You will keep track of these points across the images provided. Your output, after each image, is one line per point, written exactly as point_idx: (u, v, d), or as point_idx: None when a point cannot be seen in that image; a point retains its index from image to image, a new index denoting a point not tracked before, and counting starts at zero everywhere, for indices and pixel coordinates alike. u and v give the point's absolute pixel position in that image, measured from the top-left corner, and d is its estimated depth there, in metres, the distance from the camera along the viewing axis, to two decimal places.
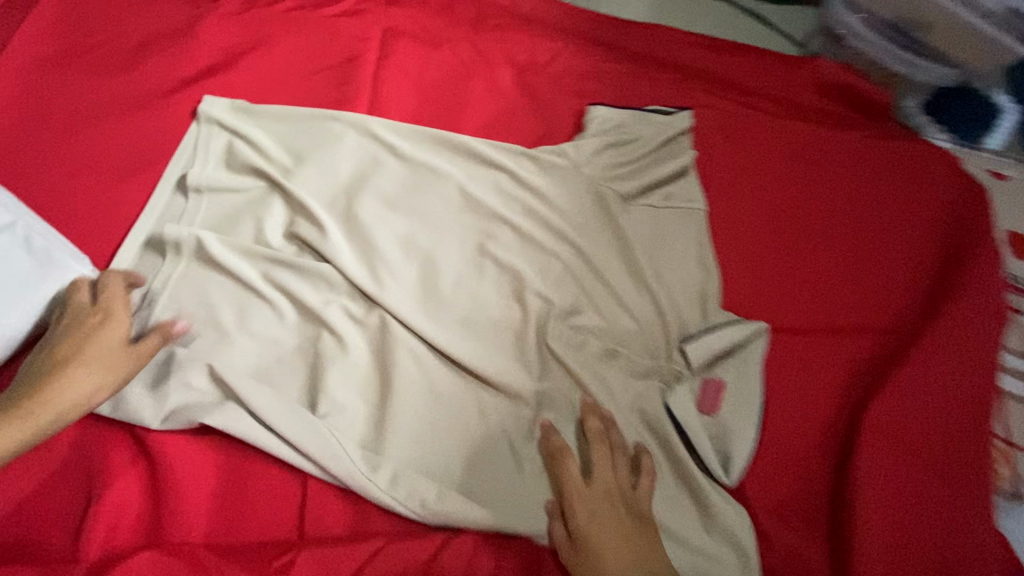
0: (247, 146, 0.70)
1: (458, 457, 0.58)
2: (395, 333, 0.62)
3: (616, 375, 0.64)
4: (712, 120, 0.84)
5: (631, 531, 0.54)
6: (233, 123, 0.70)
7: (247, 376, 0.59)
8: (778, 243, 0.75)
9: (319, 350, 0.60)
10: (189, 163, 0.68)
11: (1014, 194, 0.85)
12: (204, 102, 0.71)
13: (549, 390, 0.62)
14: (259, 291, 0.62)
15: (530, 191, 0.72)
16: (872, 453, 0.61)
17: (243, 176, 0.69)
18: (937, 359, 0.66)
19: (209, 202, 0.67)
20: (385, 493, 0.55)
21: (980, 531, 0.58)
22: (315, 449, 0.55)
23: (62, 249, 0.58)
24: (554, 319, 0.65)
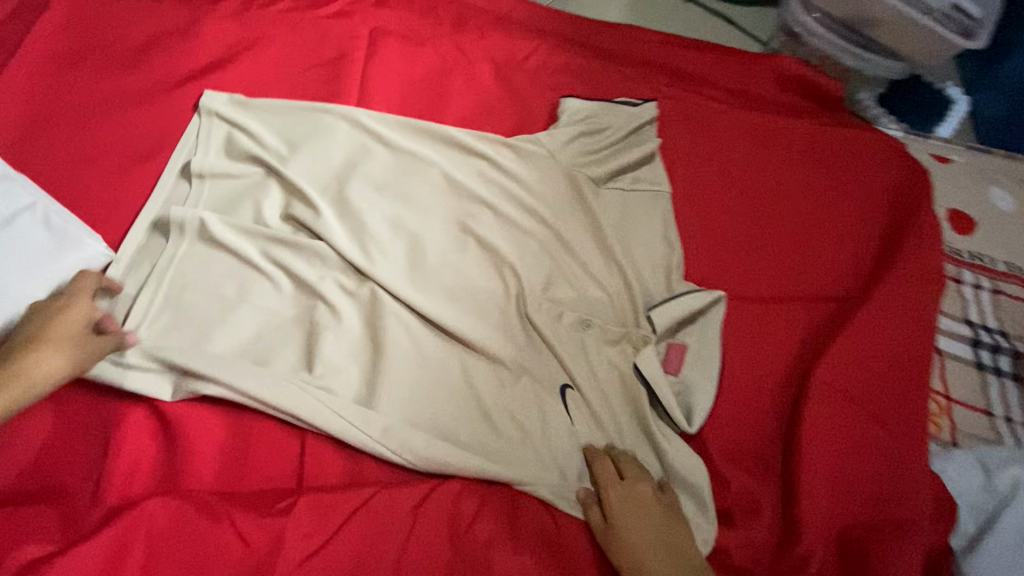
0: (246, 136, 0.75)
1: (442, 414, 0.63)
2: (385, 303, 0.67)
3: (590, 339, 0.71)
4: (678, 112, 0.91)
5: (660, 523, 0.58)
6: (231, 115, 0.76)
7: (250, 343, 0.64)
8: (736, 221, 0.82)
9: (315, 320, 0.66)
10: (192, 153, 0.74)
11: (953, 177, 0.93)
12: (205, 96, 0.76)
13: (528, 353, 0.68)
14: (259, 267, 0.68)
15: (509, 175, 0.79)
16: (821, 405, 0.66)
17: (242, 163, 0.74)
18: (880, 321, 0.73)
19: (211, 188, 0.72)
20: (377, 444, 0.60)
21: (919, 471, 0.63)
22: (311, 405, 0.60)
23: (78, 228, 0.64)
24: (531, 290, 0.72)
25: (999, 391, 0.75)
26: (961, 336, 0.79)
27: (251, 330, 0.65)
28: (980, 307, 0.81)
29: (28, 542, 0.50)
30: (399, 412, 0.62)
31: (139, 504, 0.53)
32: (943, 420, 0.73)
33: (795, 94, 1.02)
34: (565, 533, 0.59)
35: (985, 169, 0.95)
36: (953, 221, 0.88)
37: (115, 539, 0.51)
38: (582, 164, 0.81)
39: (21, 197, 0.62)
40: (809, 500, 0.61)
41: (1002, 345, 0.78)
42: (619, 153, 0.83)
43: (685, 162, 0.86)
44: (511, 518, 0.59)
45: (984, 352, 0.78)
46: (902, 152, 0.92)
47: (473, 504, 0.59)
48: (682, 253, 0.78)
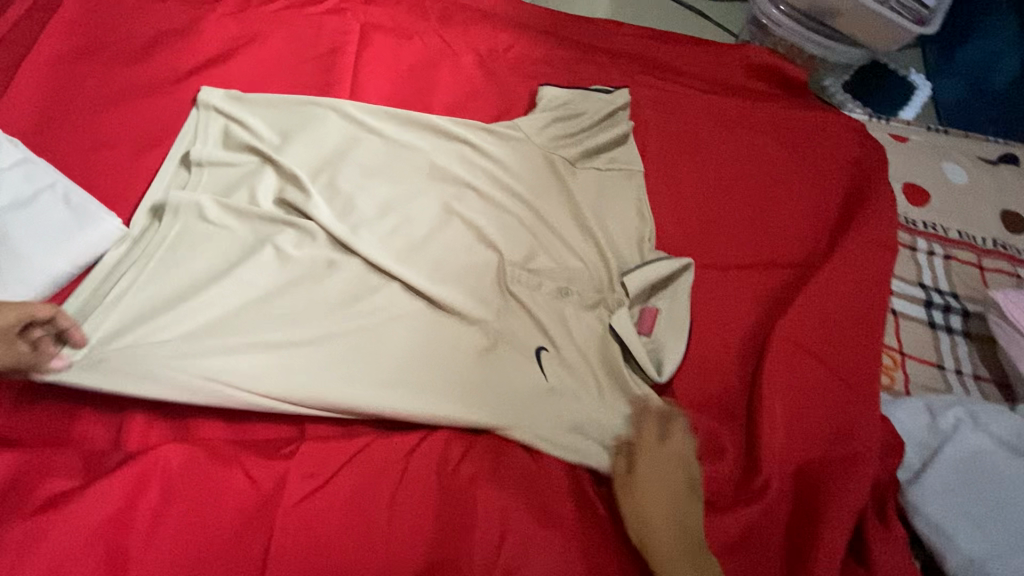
0: (241, 128, 0.80)
1: (433, 373, 0.67)
2: (376, 275, 0.72)
3: (569, 304, 0.76)
4: (650, 98, 0.98)
5: (681, 490, 0.61)
6: (226, 108, 0.80)
7: (235, 320, 0.65)
8: (705, 197, 0.88)
9: (305, 294, 0.69)
10: (190, 143, 0.79)
11: (909, 154, 0.99)
12: (203, 91, 0.81)
13: (508, 319, 0.73)
14: (250, 246, 0.70)
15: (490, 159, 0.84)
16: (782, 359, 0.72)
17: (237, 153, 0.79)
18: (837, 284, 0.78)
19: (209, 174, 0.76)
20: (366, 406, 0.62)
21: (871, 415, 0.69)
22: (303, 370, 0.63)
23: (95, 206, 0.70)
24: (513, 262, 0.77)
25: (949, 345, 0.82)
26: (915, 299, 0.85)
27: (234, 305, 0.66)
28: (933, 271, 0.88)
29: (52, 478, 0.54)
30: (388, 373, 0.66)
31: (151, 450, 0.56)
32: (897, 372, 0.79)
33: (764, 80, 1.07)
34: (545, 469, 0.64)
35: (941, 146, 1.02)
36: (907, 194, 0.94)
37: (134, 478, 0.54)
38: (559, 147, 0.87)
39: (44, 178, 0.70)
40: (768, 440, 0.66)
41: (952, 305, 0.85)
42: (593, 136, 0.89)
43: (658, 143, 0.92)
44: (496, 458, 0.64)
45: (936, 312, 0.84)
46: (862, 132, 0.98)
47: (460, 448, 0.64)
48: (654, 226, 0.84)
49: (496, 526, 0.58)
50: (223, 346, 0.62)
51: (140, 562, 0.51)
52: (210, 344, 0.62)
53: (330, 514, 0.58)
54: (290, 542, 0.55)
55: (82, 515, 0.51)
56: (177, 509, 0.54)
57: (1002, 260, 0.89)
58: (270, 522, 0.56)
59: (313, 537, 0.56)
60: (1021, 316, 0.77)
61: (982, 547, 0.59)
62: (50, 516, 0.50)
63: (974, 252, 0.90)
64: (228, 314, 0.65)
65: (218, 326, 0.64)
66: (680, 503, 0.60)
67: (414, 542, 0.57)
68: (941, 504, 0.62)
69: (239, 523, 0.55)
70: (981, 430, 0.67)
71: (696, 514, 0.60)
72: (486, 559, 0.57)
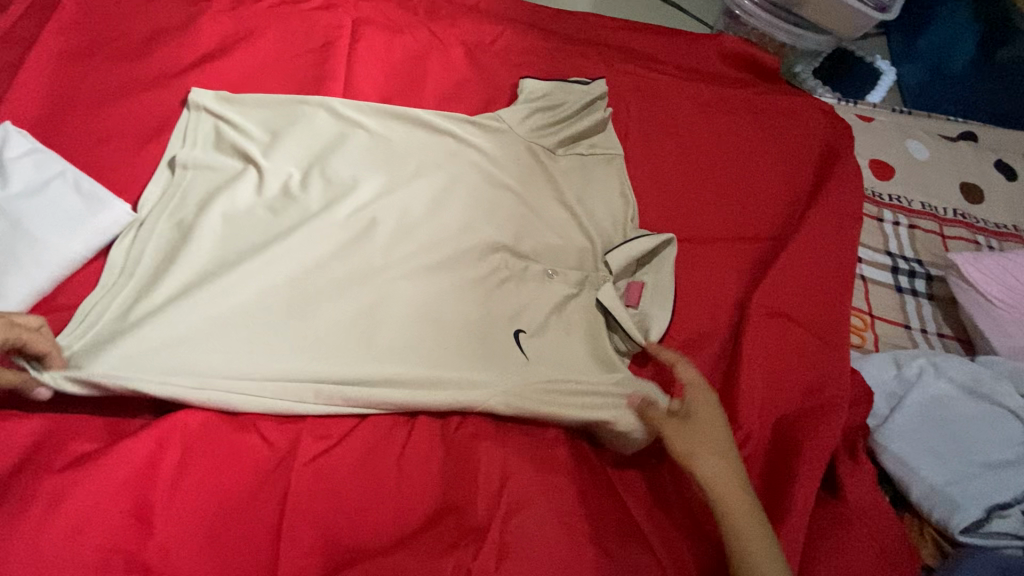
0: (230, 128, 0.81)
1: (429, 352, 0.69)
2: (375, 263, 0.74)
3: (558, 284, 0.80)
4: (630, 86, 1.02)
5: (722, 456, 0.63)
6: (216, 109, 0.82)
7: (230, 319, 0.65)
8: (683, 179, 0.93)
9: (303, 281, 0.71)
10: (180, 145, 0.80)
11: (876, 133, 1.05)
12: (192, 92, 0.82)
13: (499, 304, 0.76)
14: (246, 246, 0.72)
15: (474, 149, 0.87)
16: (758, 326, 0.76)
17: (225, 155, 0.80)
18: (808, 256, 0.83)
19: (194, 177, 0.77)
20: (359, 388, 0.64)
21: (841, 374, 0.73)
22: (300, 356, 0.65)
23: (105, 193, 0.73)
24: (500, 249, 0.81)
25: (914, 306, 0.88)
26: (883, 266, 0.91)
27: (228, 304, 0.66)
28: (899, 240, 0.94)
29: (78, 439, 0.58)
30: (387, 355, 0.67)
31: (170, 414, 0.60)
32: (866, 332, 0.85)
33: (739, 68, 1.13)
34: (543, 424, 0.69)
35: (905, 126, 1.08)
36: (874, 170, 1.00)
37: (155, 441, 0.58)
38: (540, 136, 0.90)
39: (54, 167, 0.73)
40: (747, 399, 0.71)
41: (917, 270, 0.91)
42: (574, 124, 0.92)
43: (638, 129, 0.97)
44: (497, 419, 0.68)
45: (902, 277, 0.90)
46: (831, 114, 1.04)
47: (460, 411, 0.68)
48: (636, 206, 0.89)
49: (496, 478, 0.62)
50: (219, 347, 0.63)
51: (166, 514, 0.55)
52: (197, 347, 0.63)
53: (341, 470, 0.61)
54: (305, 495, 0.59)
55: (108, 470, 0.54)
56: (196, 467, 0.58)
57: (961, 229, 0.96)
58: (286, 477, 0.60)
59: (326, 490, 0.60)
60: (977, 276, 0.82)
61: (942, 474, 0.65)
62: (77, 470, 0.54)
63: (937, 222, 0.96)
64: (214, 323, 0.65)
65: (204, 329, 0.64)
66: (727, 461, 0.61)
67: (422, 495, 0.61)
68: (906, 443, 0.68)
69: (256, 480, 0.59)
70: (942, 377, 0.73)
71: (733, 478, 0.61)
72: (490, 507, 0.61)
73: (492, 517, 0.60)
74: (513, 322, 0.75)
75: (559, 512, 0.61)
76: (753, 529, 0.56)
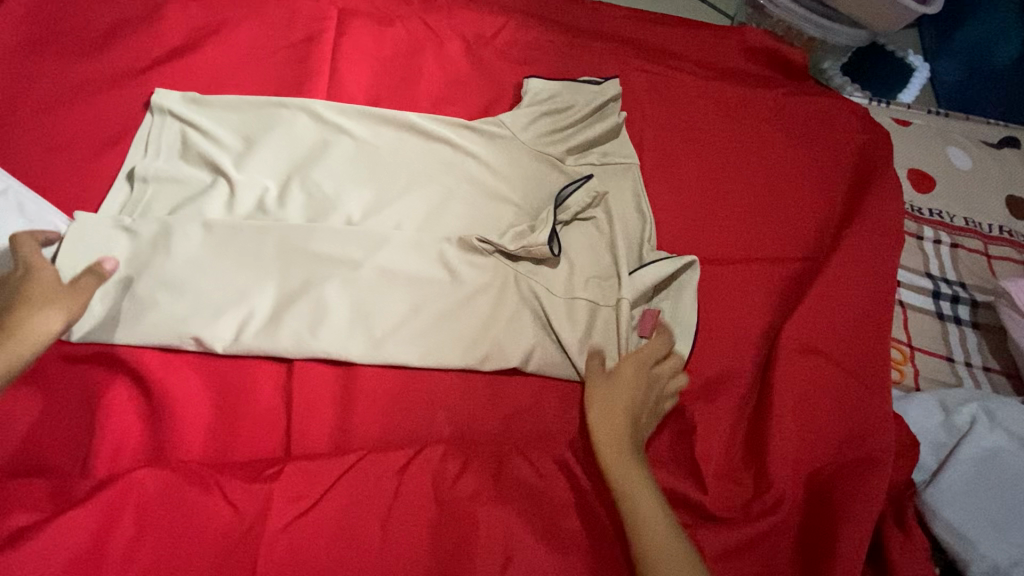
0: (198, 134, 0.72)
1: (436, 354, 0.65)
2: (359, 281, 0.66)
3: (588, 294, 0.70)
4: (645, 83, 0.93)
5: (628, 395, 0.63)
6: (183, 113, 0.73)
7: (228, 264, 0.64)
8: (704, 190, 0.84)
9: (294, 292, 0.64)
10: (140, 157, 0.71)
11: (914, 139, 0.96)
12: (157, 94, 0.73)
13: (510, 335, 0.67)
14: (216, 261, 0.64)
15: (474, 159, 0.77)
16: (791, 364, 0.68)
17: (191, 166, 0.71)
18: (843, 281, 0.74)
19: (154, 191, 0.68)
20: (366, 335, 0.64)
21: (882, 417, 0.66)
22: (298, 303, 0.64)
23: (49, 210, 0.65)
24: (504, 266, 0.70)
25: (957, 336, 0.81)
26: (922, 290, 0.83)
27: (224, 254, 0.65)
28: (940, 260, 0.85)
29: (17, 508, 0.51)
30: (379, 335, 0.65)
31: (125, 474, 0.54)
32: (906, 366, 0.77)
33: (764, 63, 1.03)
34: (549, 483, 0.61)
35: (945, 130, 0.98)
36: (912, 180, 0.91)
37: (104, 509, 0.52)
38: (547, 143, 0.80)
39: None
40: (781, 449, 0.63)
41: (960, 295, 0.83)
42: (583, 131, 0.82)
43: (655, 134, 0.88)
44: (497, 474, 0.61)
45: (944, 302, 0.82)
46: (866, 117, 0.95)
47: (456, 464, 0.61)
48: (654, 224, 0.79)
49: (499, 552, 0.55)
50: (224, 271, 0.64)
51: None
52: (207, 259, 0.64)
53: (318, 538, 0.54)
54: (276, 570, 0.52)
55: (54, 546, 0.49)
56: (152, 541, 0.52)
57: (1008, 248, 0.87)
58: (254, 551, 0.52)
59: (299, 564, 0.52)
60: None
61: (1004, 551, 0.58)
62: (14, 550, 0.48)
63: (981, 240, 0.88)
64: (210, 271, 0.64)
65: (203, 255, 0.64)
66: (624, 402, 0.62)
67: (410, 566, 0.54)
68: (961, 509, 0.61)
69: (218, 556, 0.52)
70: (997, 427, 0.66)
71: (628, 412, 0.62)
72: None
73: None
74: (523, 355, 0.66)
75: None
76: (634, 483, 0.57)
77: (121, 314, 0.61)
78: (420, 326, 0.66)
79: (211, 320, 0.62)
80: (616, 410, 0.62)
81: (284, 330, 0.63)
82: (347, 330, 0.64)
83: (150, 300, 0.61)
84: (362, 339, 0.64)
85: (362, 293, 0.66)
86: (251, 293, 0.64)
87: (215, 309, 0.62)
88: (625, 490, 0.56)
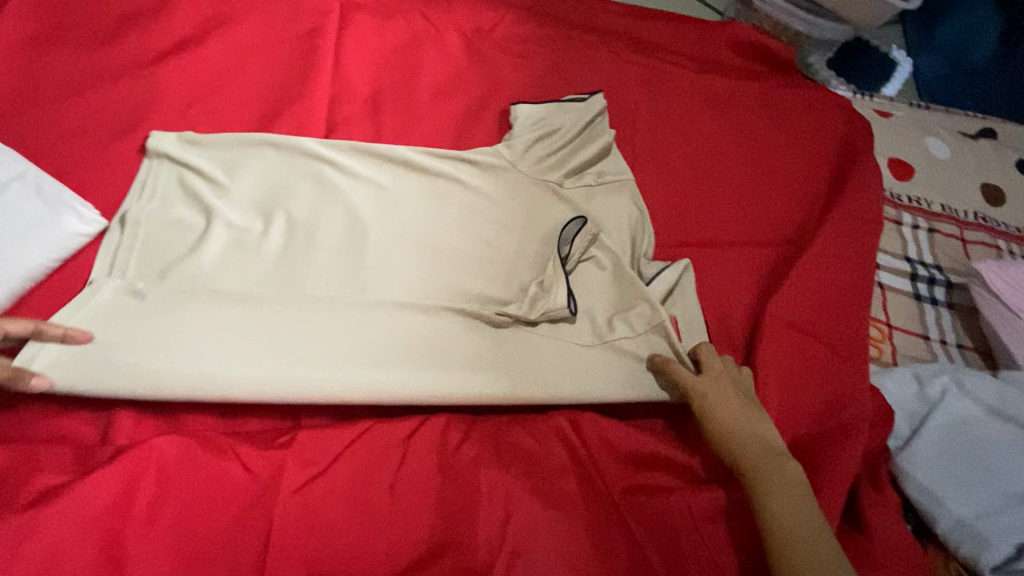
0: (194, 176, 0.73)
1: (446, 348, 0.67)
2: (367, 325, 0.66)
3: (618, 334, 0.72)
4: (637, 76, 0.96)
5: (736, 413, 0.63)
6: (178, 154, 0.73)
7: (230, 314, 0.64)
8: (696, 179, 0.87)
9: (303, 329, 0.65)
10: (135, 200, 0.70)
11: (895, 130, 1.00)
12: (152, 137, 0.74)
13: (519, 367, 0.68)
14: (217, 311, 0.64)
15: (475, 193, 0.78)
16: (774, 337, 0.72)
17: (189, 210, 0.71)
18: (825, 261, 0.78)
19: (148, 236, 0.68)
20: (375, 338, 0.66)
21: (858, 389, 0.70)
22: (311, 336, 0.65)
23: (70, 198, 0.67)
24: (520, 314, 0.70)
25: (934, 316, 0.85)
26: (901, 272, 0.87)
27: (224, 306, 0.65)
28: (918, 245, 0.90)
29: (43, 472, 0.54)
30: (382, 364, 0.65)
31: (144, 443, 0.56)
32: (884, 344, 0.81)
33: (753, 58, 1.07)
34: (548, 452, 0.64)
35: (923, 122, 1.02)
36: (892, 169, 0.96)
37: (126, 473, 0.54)
38: (544, 169, 0.81)
39: (12, 167, 0.65)
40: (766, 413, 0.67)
41: (936, 277, 0.88)
42: (574, 152, 0.83)
43: (646, 126, 0.91)
44: (496, 443, 0.64)
45: (921, 284, 0.87)
46: (849, 109, 0.99)
47: (458, 434, 0.64)
48: (648, 214, 0.82)
49: (498, 509, 0.58)
50: (225, 322, 0.64)
51: (137, 553, 0.51)
52: (208, 313, 0.64)
53: (329, 499, 0.57)
54: (290, 528, 0.55)
55: (79, 506, 0.51)
56: (173, 501, 0.54)
57: (983, 233, 0.92)
58: (267, 510, 0.55)
59: (313, 524, 0.55)
60: (1002, 285, 0.79)
61: (969, 507, 0.63)
62: (39, 509, 0.50)
63: (957, 225, 0.92)
64: (210, 324, 0.63)
65: (204, 306, 0.64)
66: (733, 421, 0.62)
67: (416, 527, 0.57)
68: (929, 470, 0.67)
69: (236, 516, 0.55)
70: (966, 396, 0.72)
71: (740, 429, 0.62)
72: (491, 545, 0.56)
73: (496, 557, 0.56)
74: (540, 389, 0.67)
75: (565, 543, 0.57)
76: (785, 509, 0.56)
77: (116, 367, 0.59)
78: (422, 345, 0.67)
79: (220, 366, 0.61)
80: (739, 432, 0.61)
81: (290, 372, 0.62)
82: (353, 359, 0.64)
83: (147, 360, 0.60)
84: (374, 380, 0.63)
85: (364, 327, 0.66)
86: (256, 336, 0.64)
87: (223, 354, 0.62)
88: (770, 522, 0.55)
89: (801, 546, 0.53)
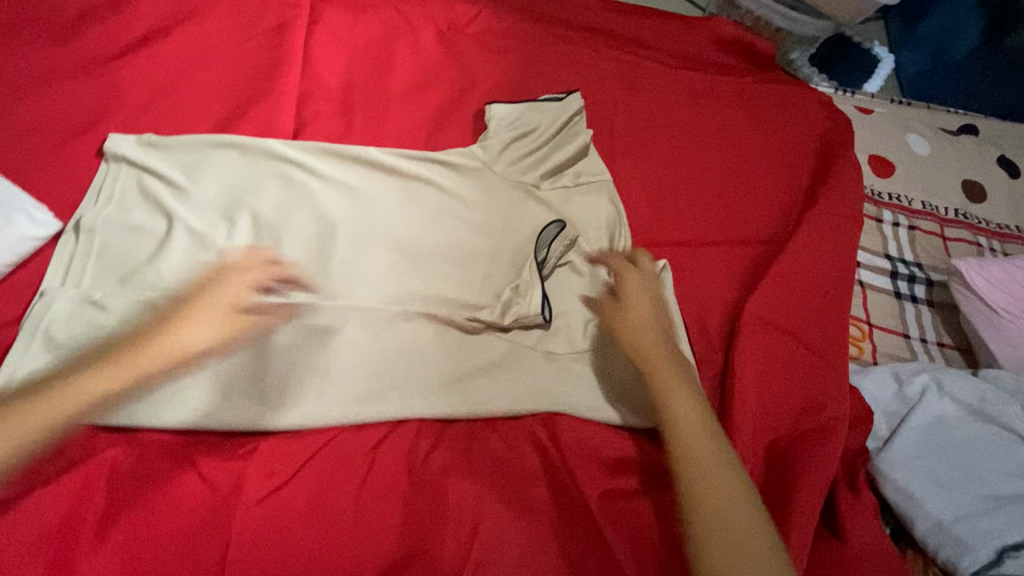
0: (154, 179, 0.70)
1: (418, 355, 0.65)
2: (338, 335, 0.64)
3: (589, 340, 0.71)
4: (615, 72, 0.95)
5: (655, 316, 0.67)
6: (137, 158, 0.70)
7: None
8: (676, 176, 0.86)
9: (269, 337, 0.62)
10: (92, 206, 0.68)
11: (876, 126, 0.99)
12: (109, 140, 0.71)
13: (490, 374, 0.67)
14: None
15: (449, 195, 0.76)
16: (752, 337, 0.71)
17: (150, 215, 0.69)
18: (804, 259, 0.77)
19: (104, 242, 0.66)
20: (344, 345, 0.64)
21: (836, 391, 0.69)
22: (279, 348, 0.62)
23: (21, 198, 0.64)
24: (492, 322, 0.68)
25: (914, 313, 0.84)
26: (882, 270, 0.86)
27: None
28: (899, 242, 0.89)
29: None
30: (352, 373, 0.63)
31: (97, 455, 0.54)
32: (864, 342, 0.81)
33: (733, 53, 1.05)
34: (521, 457, 0.63)
35: (904, 118, 1.02)
36: (873, 166, 0.95)
37: (80, 486, 0.53)
38: (521, 171, 0.80)
39: None
40: (745, 414, 0.65)
41: (916, 275, 0.87)
42: (548, 154, 0.81)
43: (625, 123, 0.89)
44: (468, 446, 0.63)
45: (902, 282, 0.86)
46: (829, 105, 0.98)
47: (429, 440, 0.62)
48: (626, 213, 0.81)
49: (468, 516, 0.57)
50: None
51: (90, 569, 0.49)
52: None
53: (293, 509, 0.55)
54: (251, 540, 0.53)
55: (30, 521, 0.50)
56: (128, 515, 0.52)
57: (963, 229, 0.91)
58: (227, 522, 0.53)
59: (275, 535, 0.53)
60: (981, 282, 0.78)
61: (949, 508, 0.62)
62: None
63: (937, 222, 0.91)
64: None
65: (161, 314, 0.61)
66: (651, 323, 0.66)
67: (383, 536, 0.55)
68: (908, 471, 0.66)
69: (195, 529, 0.53)
70: (944, 395, 0.71)
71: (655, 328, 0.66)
72: (460, 554, 0.55)
73: (464, 564, 0.54)
74: (511, 394, 0.66)
75: (537, 549, 0.56)
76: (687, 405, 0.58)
77: None
78: (393, 349, 0.65)
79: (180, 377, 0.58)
80: (654, 330, 0.65)
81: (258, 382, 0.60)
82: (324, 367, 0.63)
83: None
84: (347, 392, 0.62)
85: (332, 333, 0.64)
86: None
87: None
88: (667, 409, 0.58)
89: (693, 438, 0.55)
